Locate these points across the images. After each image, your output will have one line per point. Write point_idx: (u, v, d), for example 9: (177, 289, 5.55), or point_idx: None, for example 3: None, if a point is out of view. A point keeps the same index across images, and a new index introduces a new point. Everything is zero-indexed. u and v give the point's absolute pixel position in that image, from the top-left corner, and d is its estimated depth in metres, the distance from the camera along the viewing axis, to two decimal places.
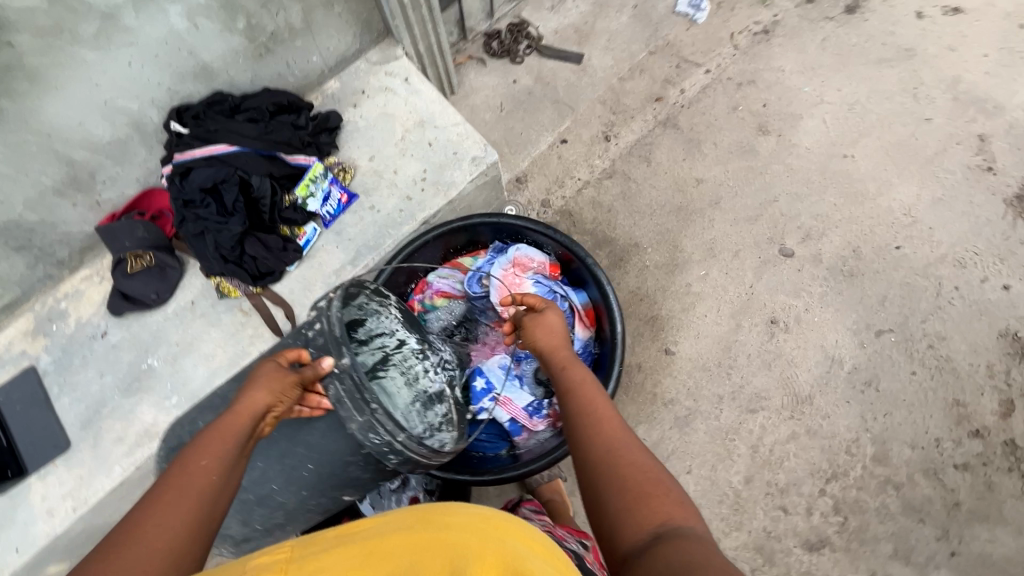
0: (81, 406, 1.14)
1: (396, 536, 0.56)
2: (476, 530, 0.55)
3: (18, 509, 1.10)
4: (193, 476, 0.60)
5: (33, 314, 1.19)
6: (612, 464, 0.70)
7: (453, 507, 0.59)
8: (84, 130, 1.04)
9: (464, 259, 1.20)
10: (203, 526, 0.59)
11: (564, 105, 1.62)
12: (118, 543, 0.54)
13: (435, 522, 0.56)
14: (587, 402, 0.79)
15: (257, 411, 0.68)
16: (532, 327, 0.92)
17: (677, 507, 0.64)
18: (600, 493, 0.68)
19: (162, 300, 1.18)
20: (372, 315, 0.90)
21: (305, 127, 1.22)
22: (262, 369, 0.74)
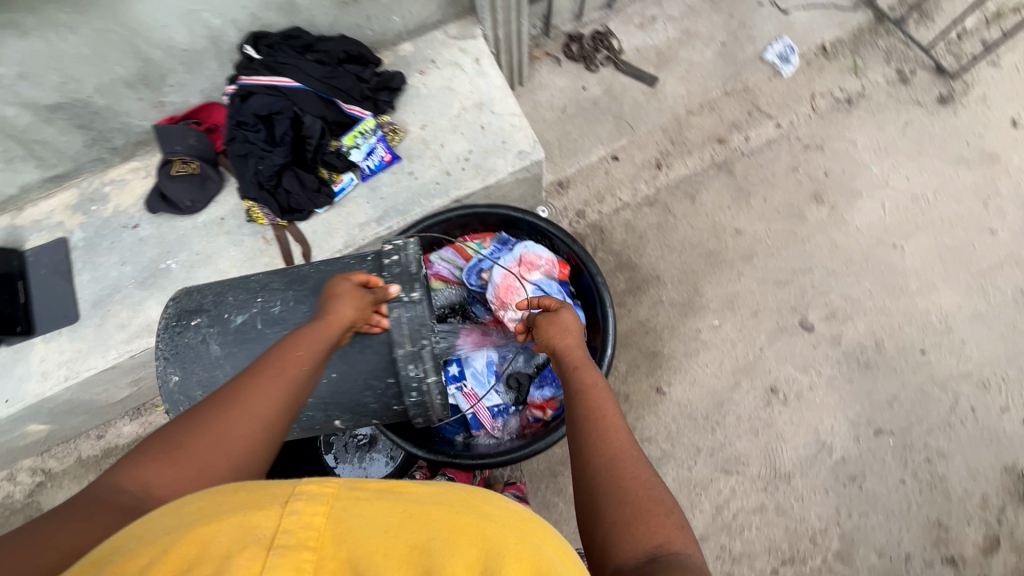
0: (97, 286, 1.20)
1: (428, 510, 0.49)
2: (512, 526, 0.50)
3: (18, 363, 1.17)
4: (290, 362, 0.65)
5: (78, 190, 1.26)
6: (612, 472, 0.65)
7: (494, 497, 0.53)
8: (166, 33, 1.09)
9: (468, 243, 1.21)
10: (290, 409, 0.63)
11: (625, 123, 1.61)
12: (227, 398, 0.60)
13: (475, 505, 0.51)
14: (597, 407, 0.74)
15: (345, 322, 0.75)
16: (545, 326, 0.89)
17: (676, 529, 0.59)
18: (597, 503, 0.63)
19: (195, 209, 1.23)
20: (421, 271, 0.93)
21: (368, 81, 1.24)
22: (340, 286, 0.80)
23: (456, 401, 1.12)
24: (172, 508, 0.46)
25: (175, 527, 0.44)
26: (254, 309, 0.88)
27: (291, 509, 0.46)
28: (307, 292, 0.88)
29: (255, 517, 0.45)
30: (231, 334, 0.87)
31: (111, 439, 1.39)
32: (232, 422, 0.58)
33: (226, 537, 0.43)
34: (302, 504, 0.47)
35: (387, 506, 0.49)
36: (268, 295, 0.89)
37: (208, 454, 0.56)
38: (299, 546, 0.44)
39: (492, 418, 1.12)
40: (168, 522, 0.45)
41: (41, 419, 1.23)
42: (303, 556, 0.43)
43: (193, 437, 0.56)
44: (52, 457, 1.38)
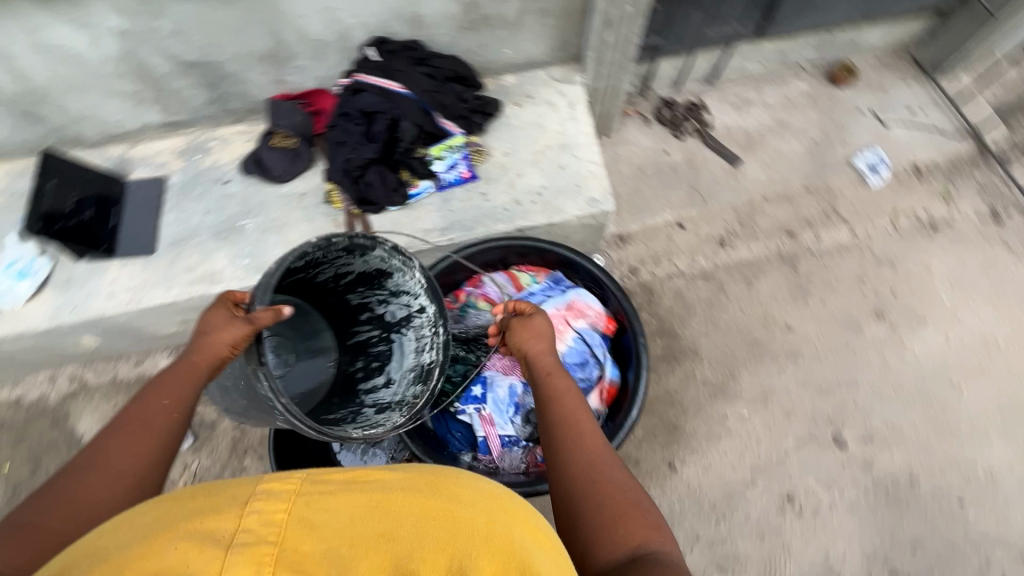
0: (178, 228, 1.30)
1: (401, 494, 0.56)
2: (485, 507, 0.55)
3: (91, 279, 1.27)
4: (154, 414, 0.78)
5: (187, 139, 1.37)
6: (591, 481, 0.74)
7: (462, 479, 0.60)
8: (303, 23, 1.19)
9: (522, 274, 1.23)
10: (155, 460, 0.75)
11: (698, 195, 1.63)
12: (89, 466, 0.71)
13: (445, 492, 0.56)
14: (571, 417, 0.82)
15: (226, 356, 0.84)
16: (521, 332, 0.93)
17: (652, 530, 0.68)
18: (579, 511, 0.72)
19: (282, 179, 1.31)
20: (396, 270, 1.04)
21: (468, 102, 1.31)
22: (211, 320, 0.86)
23: (471, 421, 1.13)
24: (130, 520, 0.54)
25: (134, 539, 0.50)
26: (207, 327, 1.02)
27: (251, 506, 0.53)
28: None
29: (212, 523, 0.51)
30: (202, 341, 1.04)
31: (146, 368, 1.47)
32: (94, 484, 0.69)
33: (180, 544, 0.48)
34: (263, 504, 0.53)
35: (357, 495, 0.55)
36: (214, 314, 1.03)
37: (67, 523, 0.65)
38: (261, 541, 0.50)
39: (501, 448, 1.12)
40: (126, 535, 0.51)
41: (94, 334, 1.32)
42: (263, 550, 0.49)
43: (51, 513, 0.66)
44: (91, 370, 1.47)
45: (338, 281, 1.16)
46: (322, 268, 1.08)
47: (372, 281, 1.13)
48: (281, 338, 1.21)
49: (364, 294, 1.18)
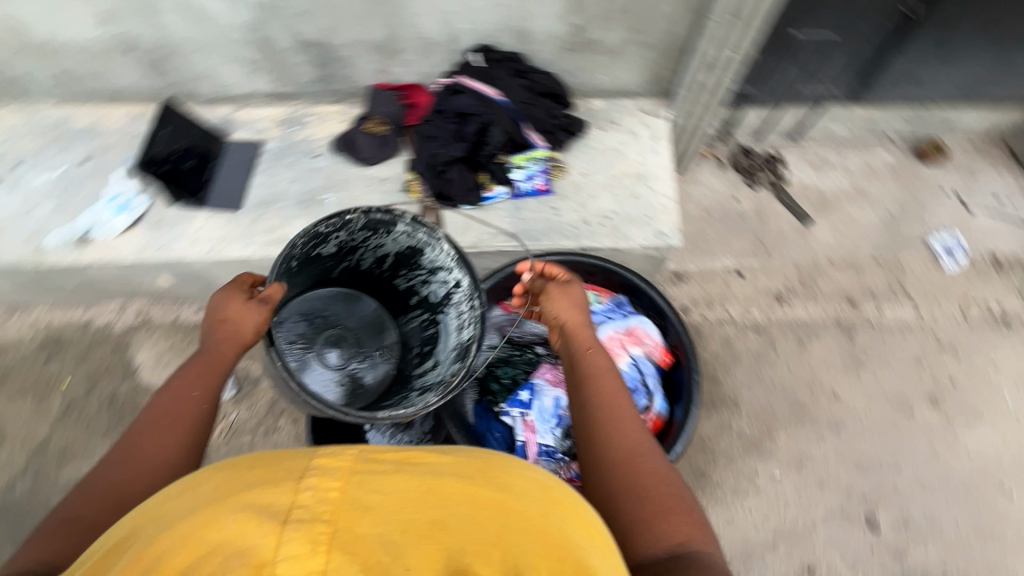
0: (265, 191, 1.38)
1: (452, 480, 0.57)
2: (537, 500, 0.57)
3: (179, 224, 1.35)
4: (185, 406, 0.83)
5: (287, 110, 1.45)
6: (631, 475, 0.75)
7: (511, 469, 0.62)
8: (418, 22, 1.24)
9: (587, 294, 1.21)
10: (188, 451, 0.80)
11: (763, 247, 1.62)
12: (123, 461, 0.75)
13: (494, 482, 0.58)
14: (610, 401, 0.85)
15: (252, 338, 0.93)
16: (559, 299, 0.98)
17: (695, 529, 0.70)
18: (619, 504, 0.73)
19: (368, 163, 1.38)
20: (425, 244, 1.13)
21: (557, 118, 1.35)
22: (235, 305, 0.93)
23: (513, 424, 1.15)
24: (185, 493, 0.57)
25: (197, 509, 0.52)
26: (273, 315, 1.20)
27: (309, 480, 0.54)
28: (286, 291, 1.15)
29: (269, 498, 0.52)
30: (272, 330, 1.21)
31: None
32: (131, 478, 0.74)
33: (242, 514, 0.50)
34: (318, 481, 0.54)
35: (409, 479, 0.56)
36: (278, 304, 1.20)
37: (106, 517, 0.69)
38: (315, 517, 0.50)
39: (537, 457, 1.12)
40: (188, 505, 0.53)
41: (171, 275, 1.41)
42: (318, 528, 0.49)
43: (87, 509, 0.69)
44: (156, 308, 1.56)
45: (386, 266, 1.27)
46: (360, 251, 1.21)
47: (411, 262, 1.22)
48: (345, 323, 1.34)
49: (409, 278, 1.27)
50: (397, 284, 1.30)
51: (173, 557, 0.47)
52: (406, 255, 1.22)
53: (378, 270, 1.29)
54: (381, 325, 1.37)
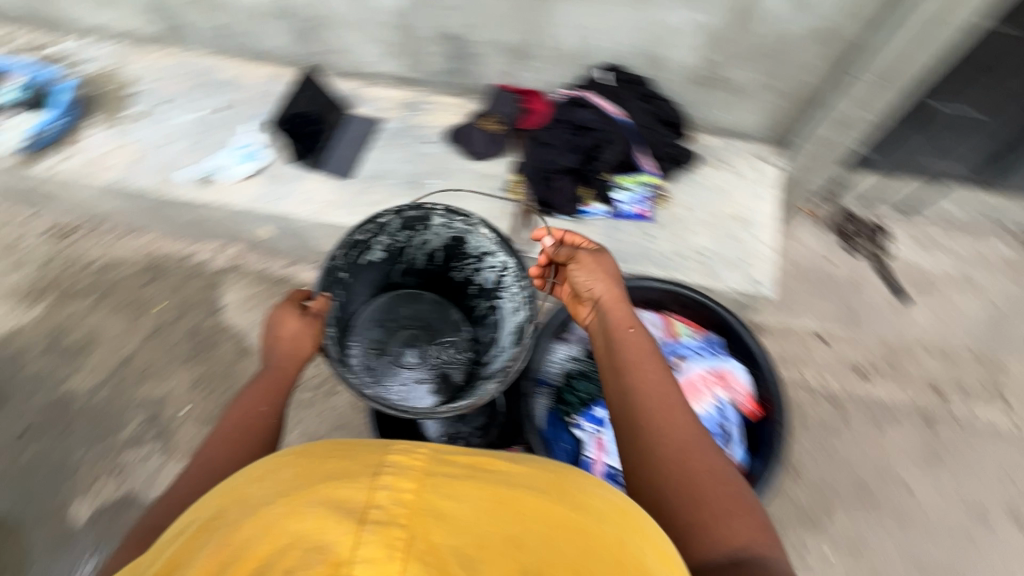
0: (376, 167, 1.44)
1: (524, 492, 0.57)
2: (611, 522, 0.57)
3: (292, 183, 1.43)
4: (255, 420, 0.90)
5: (409, 94, 1.52)
6: (683, 474, 0.75)
7: (582, 484, 0.62)
8: (557, 33, 1.27)
9: (677, 322, 1.10)
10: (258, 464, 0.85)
11: (851, 316, 1.55)
12: (202, 473, 0.80)
13: (567, 499, 0.58)
14: (654, 392, 0.84)
15: (309, 355, 1.02)
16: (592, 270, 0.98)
17: (758, 533, 0.70)
18: (673, 504, 0.73)
19: (476, 158, 1.42)
20: (466, 232, 1.19)
21: (671, 148, 1.34)
22: (291, 323, 1.02)
23: (583, 438, 1.17)
24: (262, 480, 0.58)
25: (276, 499, 0.53)
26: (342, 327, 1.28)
27: (385, 476, 0.54)
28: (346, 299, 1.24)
29: (347, 493, 0.52)
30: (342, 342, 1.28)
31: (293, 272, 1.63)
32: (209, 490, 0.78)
33: (321, 508, 0.51)
34: (393, 480, 0.54)
35: (483, 487, 0.56)
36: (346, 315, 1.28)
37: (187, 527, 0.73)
38: (392, 519, 0.50)
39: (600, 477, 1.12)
40: (270, 490, 0.55)
41: (273, 229, 1.49)
42: (395, 531, 0.49)
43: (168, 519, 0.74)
44: (249, 256, 1.65)
45: (440, 262, 1.33)
46: (410, 251, 1.28)
47: (459, 252, 1.27)
48: (418, 322, 1.40)
49: (463, 270, 1.31)
50: (454, 276, 1.35)
51: (256, 547, 0.48)
52: (453, 246, 1.27)
53: (438, 268, 1.35)
54: (450, 321, 1.41)
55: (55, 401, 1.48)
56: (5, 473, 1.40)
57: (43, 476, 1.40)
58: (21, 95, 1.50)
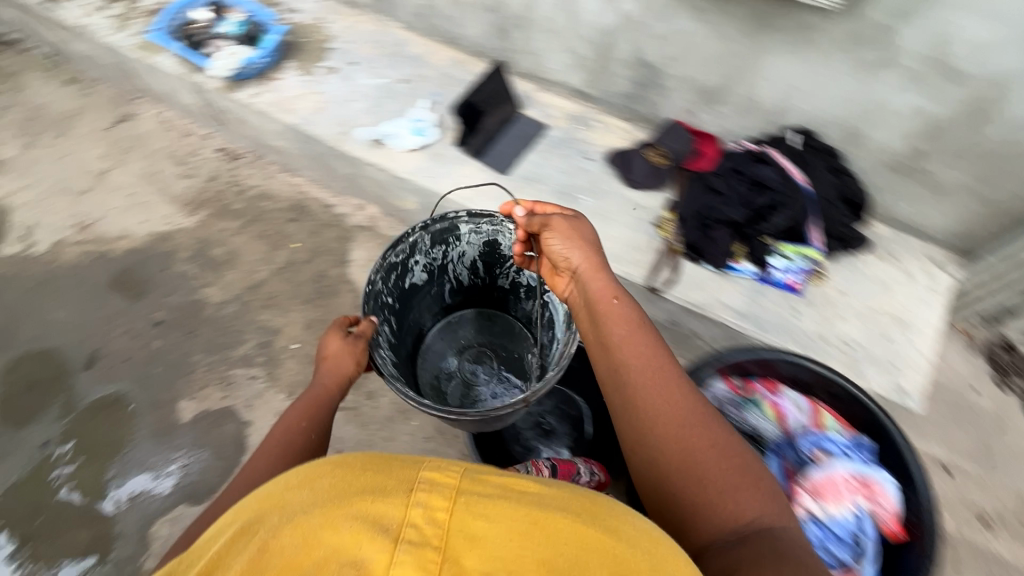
0: (532, 169, 1.46)
1: (561, 515, 0.51)
2: (645, 551, 0.50)
3: (451, 165, 1.47)
4: (295, 437, 0.91)
5: (581, 109, 1.53)
6: (684, 457, 0.77)
7: (619, 510, 0.55)
8: (759, 85, 1.24)
9: (825, 413, 1.04)
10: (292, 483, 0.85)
11: (988, 457, 1.40)
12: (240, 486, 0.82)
13: (601, 521, 0.52)
14: (642, 375, 0.83)
15: (352, 372, 1.00)
16: (569, 245, 0.95)
17: (768, 504, 0.73)
18: (676, 488, 0.77)
19: (633, 185, 1.40)
20: (495, 231, 1.22)
21: (845, 228, 1.27)
22: (333, 344, 1.02)
23: None
24: (297, 486, 0.52)
25: (312, 510, 0.49)
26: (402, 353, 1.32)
27: (420, 492, 0.50)
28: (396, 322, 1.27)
29: (383, 508, 0.49)
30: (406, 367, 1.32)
31: None
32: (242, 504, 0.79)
33: (356, 525, 0.47)
34: (429, 497, 0.50)
35: (515, 508, 0.50)
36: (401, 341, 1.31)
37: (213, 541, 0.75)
38: (424, 542, 0.47)
39: None
40: (307, 496, 0.51)
41: (420, 203, 1.54)
42: (430, 556, 0.46)
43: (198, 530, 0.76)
44: (385, 222, 1.72)
45: (484, 275, 1.39)
46: (450, 268, 1.33)
47: (496, 257, 1.32)
48: (481, 339, 1.48)
49: (508, 276, 1.36)
50: (501, 284, 1.40)
51: (297, 556, 0.46)
52: (488, 253, 1.32)
53: (485, 281, 1.41)
54: (501, 329, 1.47)
55: (188, 304, 1.60)
56: (135, 354, 1.52)
57: (162, 368, 1.51)
58: (240, 30, 1.65)
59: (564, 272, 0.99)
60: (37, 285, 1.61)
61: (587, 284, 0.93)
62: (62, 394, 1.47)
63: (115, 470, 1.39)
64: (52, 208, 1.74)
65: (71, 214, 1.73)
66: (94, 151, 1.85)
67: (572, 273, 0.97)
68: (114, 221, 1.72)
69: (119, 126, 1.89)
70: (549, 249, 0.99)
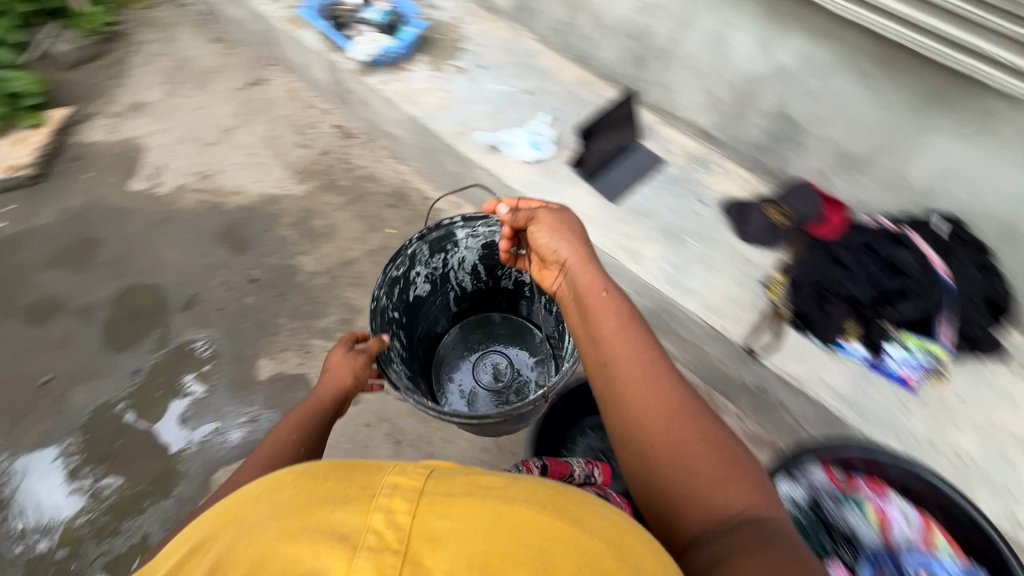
0: (643, 202, 1.42)
1: (525, 506, 0.48)
2: (620, 544, 0.47)
3: (561, 183, 1.45)
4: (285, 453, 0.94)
5: (704, 151, 1.49)
6: (667, 448, 0.71)
7: (588, 501, 0.51)
8: (914, 162, 1.16)
9: (936, 532, 0.97)
10: None
11: None
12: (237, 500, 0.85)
13: (572, 511, 0.49)
14: (624, 359, 0.79)
15: (349, 384, 1.04)
16: (555, 238, 0.97)
17: (759, 497, 0.65)
18: (661, 482, 0.70)
19: (747, 238, 1.34)
20: (491, 233, 1.35)
21: (981, 331, 1.15)
22: (335, 356, 1.08)
23: None
24: (254, 500, 0.49)
25: (269, 521, 0.46)
26: (415, 359, 1.47)
27: (381, 497, 0.47)
28: (407, 325, 1.41)
29: (342, 515, 0.46)
30: (421, 373, 1.47)
31: None
32: None
33: (314, 536, 0.44)
34: (389, 501, 0.47)
35: (481, 504, 0.48)
36: (412, 345, 1.45)
37: None
38: (381, 550, 0.43)
39: None
40: (265, 511, 0.47)
41: None
42: (387, 560, 0.43)
43: None
44: None
45: (487, 275, 1.52)
46: (453, 275, 1.46)
47: (496, 261, 1.46)
48: (488, 339, 1.64)
49: (510, 275, 1.50)
50: (505, 284, 1.54)
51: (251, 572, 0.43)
52: (488, 255, 1.44)
53: (488, 283, 1.54)
54: (506, 330, 1.63)
55: (283, 268, 1.67)
56: (228, 305, 1.60)
57: (250, 324, 1.58)
58: (382, 18, 1.69)
59: (554, 265, 0.99)
60: (153, 222, 1.72)
61: (575, 277, 0.93)
62: (157, 329, 1.55)
63: (192, 412, 1.45)
64: (180, 153, 1.86)
65: (195, 163, 1.84)
66: (225, 108, 1.97)
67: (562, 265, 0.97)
68: (232, 176, 1.82)
69: (251, 88, 2.01)
70: (540, 243, 1.00)
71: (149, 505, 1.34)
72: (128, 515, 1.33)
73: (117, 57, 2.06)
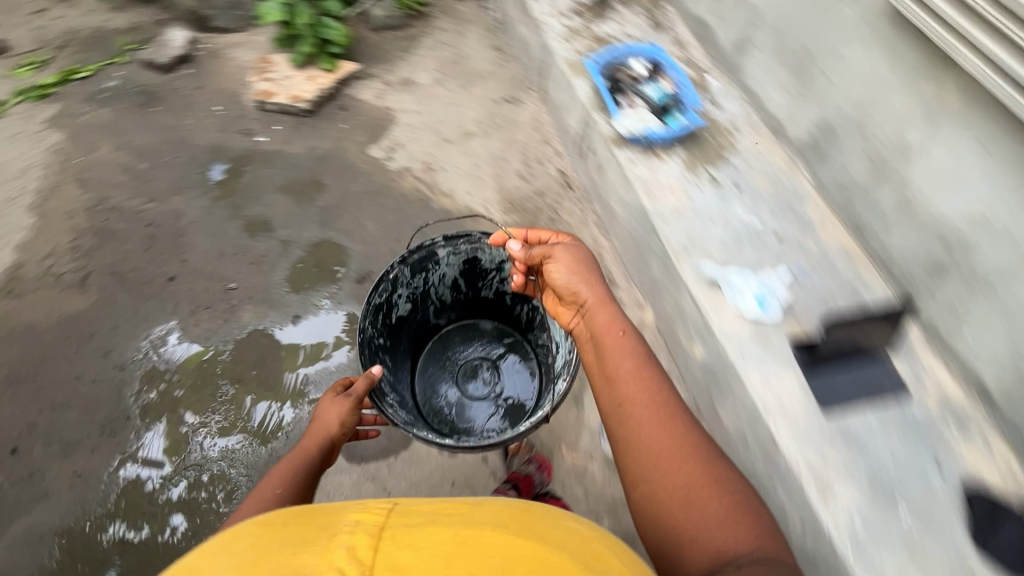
0: (860, 431, 1.14)
1: (478, 530, 0.62)
2: (566, 546, 0.61)
3: (770, 357, 1.24)
4: (262, 499, 0.96)
5: (965, 405, 1.17)
6: (671, 483, 0.79)
7: (542, 515, 0.68)
8: None
9: None
10: None
11: None
12: None
13: (524, 528, 0.64)
14: (632, 398, 0.89)
15: (336, 433, 1.12)
16: (573, 275, 1.08)
17: (760, 536, 0.72)
18: (665, 518, 0.78)
19: (984, 552, 1.02)
20: (478, 249, 1.45)
21: None
22: (324, 403, 1.16)
23: None
24: (223, 549, 0.58)
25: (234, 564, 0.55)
26: (401, 370, 1.50)
27: (345, 535, 0.60)
28: (393, 330, 1.47)
29: (309, 551, 0.57)
30: (404, 382, 1.51)
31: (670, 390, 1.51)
32: None
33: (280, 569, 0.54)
34: (352, 536, 0.59)
35: (443, 531, 0.61)
36: (397, 353, 1.50)
37: None
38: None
39: None
40: (231, 556, 0.57)
41: (708, 361, 1.35)
42: None
43: None
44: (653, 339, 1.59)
45: (467, 288, 1.59)
46: (434, 290, 1.53)
47: (478, 274, 1.55)
48: (473, 350, 1.67)
49: (490, 286, 1.58)
50: (486, 295, 1.62)
51: None
52: (467, 270, 1.53)
53: (467, 295, 1.61)
54: (488, 342, 1.68)
55: None
56: None
57: None
58: (660, 99, 1.61)
59: (573, 306, 1.10)
60: (371, 190, 1.84)
61: (593, 319, 1.03)
62: (330, 288, 1.64)
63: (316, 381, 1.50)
64: (419, 138, 1.98)
65: (427, 152, 1.94)
66: (474, 113, 2.05)
67: (580, 306, 1.07)
68: (451, 179, 1.88)
69: (504, 104, 2.07)
70: (560, 283, 1.10)
71: (247, 442, 1.41)
72: (229, 438, 1.41)
73: (412, 34, 2.26)
